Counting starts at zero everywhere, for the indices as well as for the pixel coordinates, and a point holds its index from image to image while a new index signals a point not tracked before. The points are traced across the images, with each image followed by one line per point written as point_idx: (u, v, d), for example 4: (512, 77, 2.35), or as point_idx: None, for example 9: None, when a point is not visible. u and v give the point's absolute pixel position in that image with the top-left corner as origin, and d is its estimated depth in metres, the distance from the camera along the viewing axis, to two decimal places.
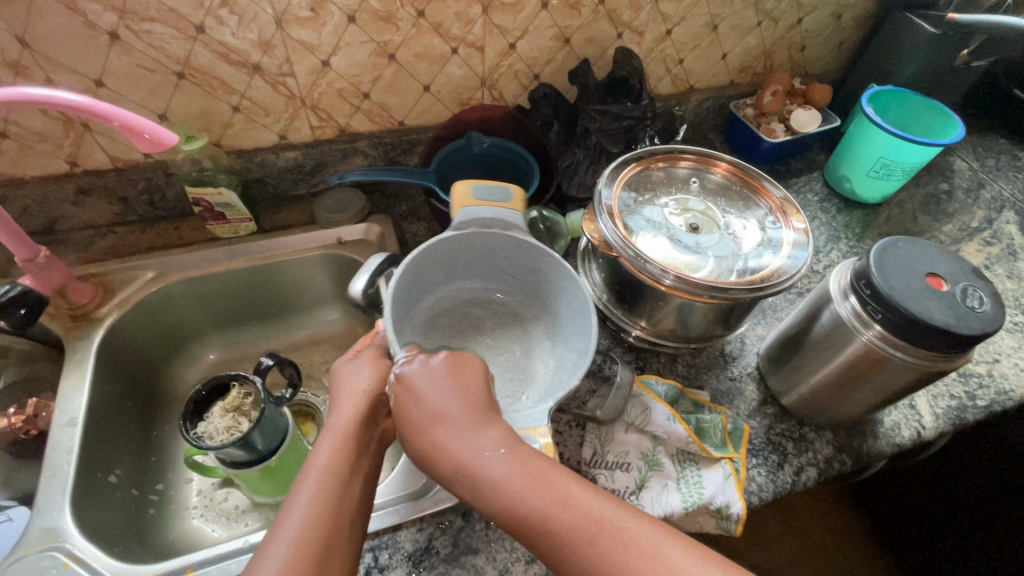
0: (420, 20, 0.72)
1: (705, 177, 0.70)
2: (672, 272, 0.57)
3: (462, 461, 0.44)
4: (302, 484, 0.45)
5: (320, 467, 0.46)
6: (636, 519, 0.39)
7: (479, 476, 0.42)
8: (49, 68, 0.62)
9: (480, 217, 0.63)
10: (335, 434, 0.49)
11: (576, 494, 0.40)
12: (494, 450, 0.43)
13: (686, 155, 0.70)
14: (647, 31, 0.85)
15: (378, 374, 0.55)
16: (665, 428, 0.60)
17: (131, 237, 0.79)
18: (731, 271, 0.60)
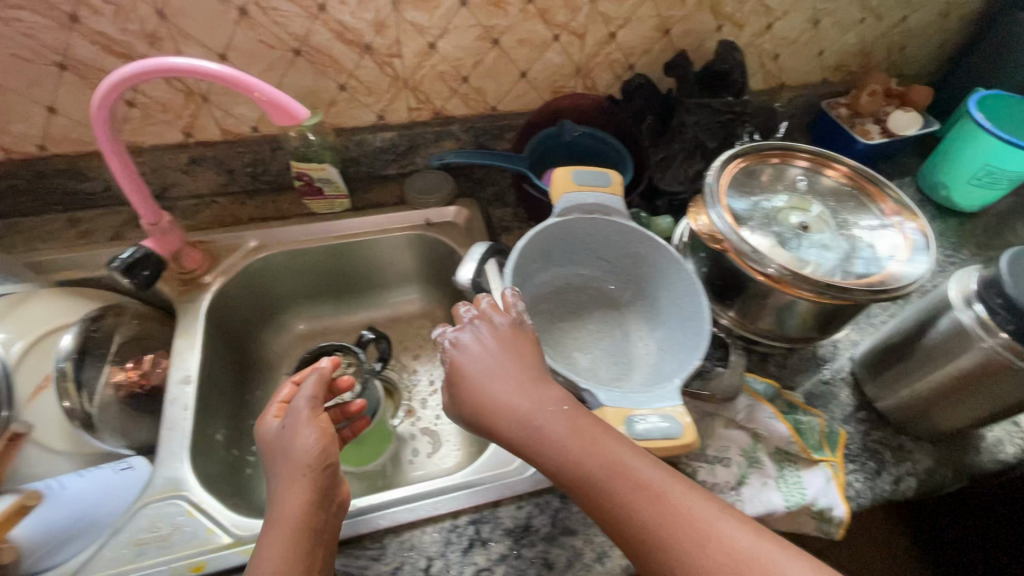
0: (528, 6, 0.72)
1: (819, 178, 0.68)
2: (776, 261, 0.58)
3: (528, 417, 0.46)
4: (270, 531, 0.45)
5: (280, 523, 0.45)
6: (693, 495, 0.41)
7: (541, 435, 0.45)
8: (181, 40, 0.64)
9: (582, 203, 0.63)
10: (290, 477, 0.47)
11: (635, 465, 0.43)
12: (557, 406, 0.46)
13: (802, 154, 0.69)
14: (748, 24, 0.83)
15: (322, 436, 0.50)
16: (767, 425, 0.60)
17: (233, 208, 0.82)
18: (841, 270, 0.59)
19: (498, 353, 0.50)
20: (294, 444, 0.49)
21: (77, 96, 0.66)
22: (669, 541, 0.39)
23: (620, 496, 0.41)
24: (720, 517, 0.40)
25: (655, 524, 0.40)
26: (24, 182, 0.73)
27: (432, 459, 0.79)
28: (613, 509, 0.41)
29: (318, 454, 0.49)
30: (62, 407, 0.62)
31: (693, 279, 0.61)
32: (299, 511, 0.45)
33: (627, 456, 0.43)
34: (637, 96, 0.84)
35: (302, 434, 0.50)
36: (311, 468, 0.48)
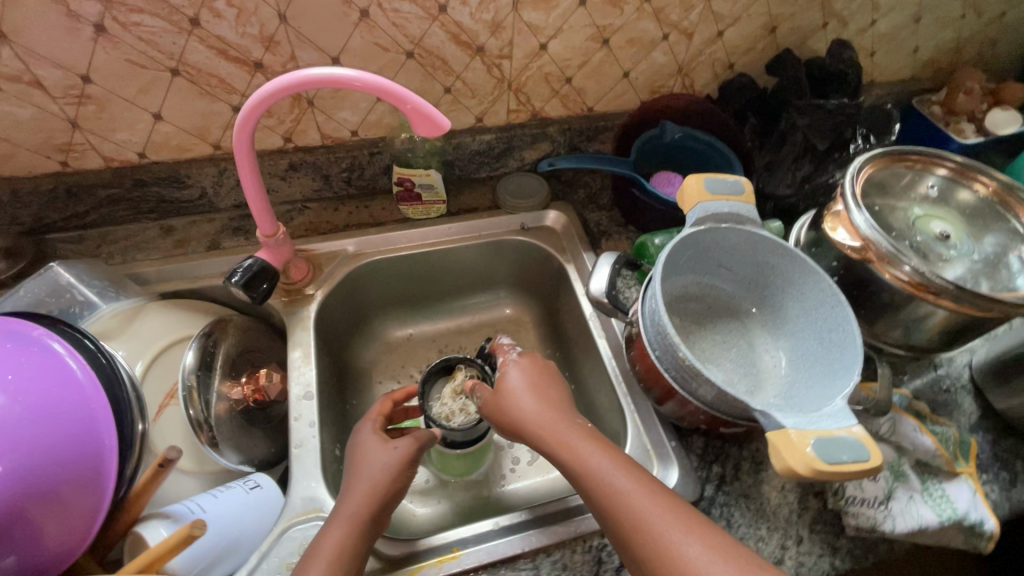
0: (645, 5, 0.69)
1: (959, 188, 0.66)
2: (916, 259, 0.57)
3: (549, 430, 0.52)
4: (332, 525, 0.49)
5: (348, 516, 0.49)
6: (659, 505, 0.45)
7: (563, 443, 0.51)
8: (297, 43, 0.61)
9: (718, 212, 0.61)
10: (360, 480, 0.52)
11: (620, 479, 0.47)
12: (578, 421, 0.53)
13: (948, 162, 0.66)
14: (854, 21, 0.81)
15: (393, 459, 0.54)
16: (912, 439, 0.59)
17: (327, 214, 0.80)
18: (978, 282, 0.59)
19: (527, 381, 0.57)
20: (376, 452, 0.54)
21: (184, 102, 0.64)
22: (655, 537, 0.43)
23: (615, 493, 0.46)
24: (681, 524, 0.44)
25: (649, 525, 0.44)
26: (122, 190, 0.71)
27: (535, 469, 0.78)
28: (605, 509, 0.46)
29: (366, 463, 0.53)
30: (187, 415, 0.59)
31: (835, 290, 0.58)
32: (356, 510, 0.50)
33: (619, 466, 0.48)
34: (738, 96, 0.82)
35: (361, 450, 0.55)
36: (375, 482, 0.52)
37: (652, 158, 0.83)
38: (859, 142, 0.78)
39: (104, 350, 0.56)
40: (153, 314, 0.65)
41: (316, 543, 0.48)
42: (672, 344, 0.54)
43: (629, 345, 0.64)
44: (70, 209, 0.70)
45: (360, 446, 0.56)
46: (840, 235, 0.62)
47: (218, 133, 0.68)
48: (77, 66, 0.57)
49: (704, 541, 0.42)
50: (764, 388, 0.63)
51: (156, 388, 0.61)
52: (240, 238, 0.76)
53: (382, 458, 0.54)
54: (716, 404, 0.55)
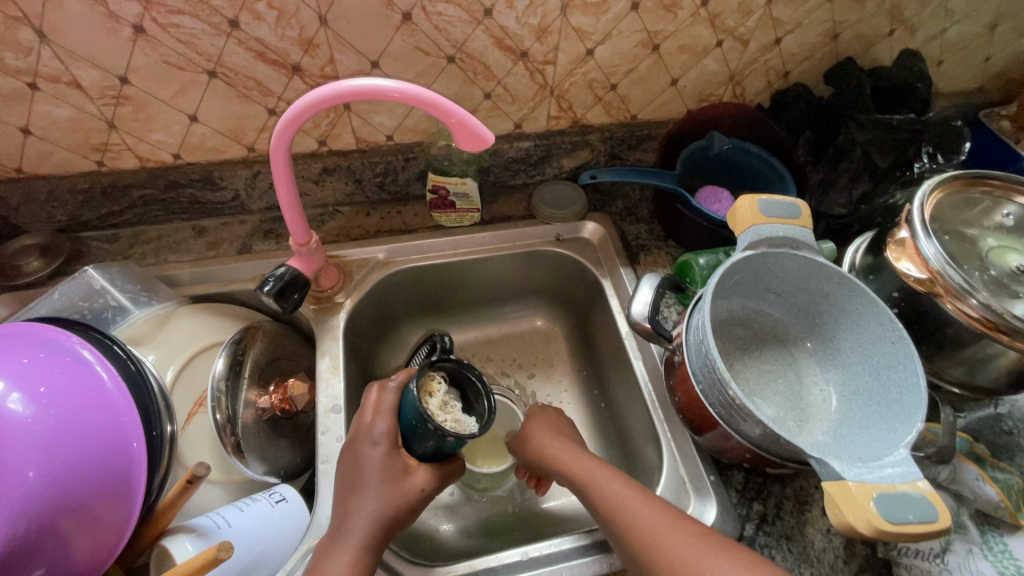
0: (701, 10, 0.65)
1: None
2: (984, 291, 0.53)
3: (572, 460, 0.57)
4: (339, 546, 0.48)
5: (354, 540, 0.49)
6: (661, 521, 0.47)
7: (580, 470, 0.56)
8: (336, 46, 0.59)
9: (771, 237, 0.57)
10: (367, 498, 0.51)
11: (620, 493, 0.51)
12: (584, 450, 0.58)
13: None
14: (923, 29, 0.75)
15: (404, 497, 0.52)
16: (973, 489, 0.55)
17: (358, 219, 0.78)
18: None
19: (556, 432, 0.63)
20: (386, 482, 0.52)
21: (220, 104, 0.62)
22: (650, 536, 0.47)
23: (618, 504, 0.50)
24: (666, 526, 0.47)
25: (645, 528, 0.47)
26: (155, 191, 0.70)
27: (562, 489, 0.75)
28: (612, 521, 0.50)
29: (374, 488, 0.52)
30: (214, 420, 0.59)
31: (898, 325, 0.54)
32: (363, 540, 0.49)
33: (622, 484, 0.52)
34: (792, 108, 0.77)
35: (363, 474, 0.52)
36: (384, 513, 0.51)
37: (699, 168, 0.79)
38: (925, 161, 0.73)
39: (134, 357, 0.55)
40: (182, 320, 0.64)
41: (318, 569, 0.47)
42: (721, 382, 0.51)
43: (669, 372, 0.61)
44: (104, 208, 0.70)
45: (367, 471, 0.53)
46: (908, 270, 0.57)
47: (252, 136, 0.67)
48: (116, 67, 0.56)
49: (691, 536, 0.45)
50: (810, 423, 0.60)
51: (185, 395, 0.60)
52: (271, 242, 0.75)
53: (395, 492, 0.52)
54: (764, 444, 0.52)
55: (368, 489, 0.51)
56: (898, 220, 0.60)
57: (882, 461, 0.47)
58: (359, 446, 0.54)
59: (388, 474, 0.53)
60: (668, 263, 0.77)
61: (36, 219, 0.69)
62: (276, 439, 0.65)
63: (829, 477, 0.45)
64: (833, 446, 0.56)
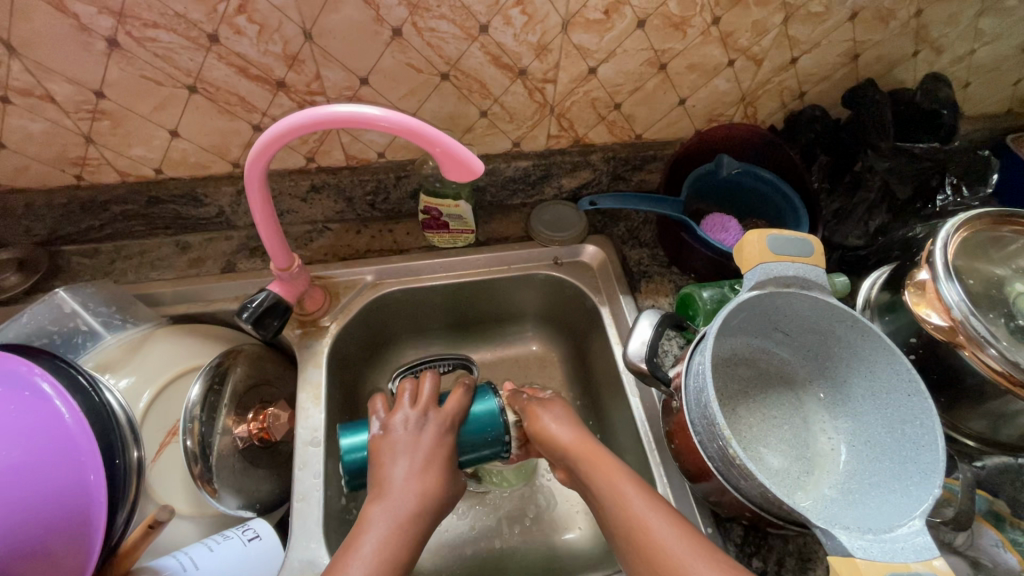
0: (712, 29, 0.61)
1: None
2: (1003, 342, 0.49)
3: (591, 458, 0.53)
4: (385, 515, 0.49)
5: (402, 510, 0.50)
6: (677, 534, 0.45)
7: (597, 469, 0.52)
8: (322, 62, 0.56)
9: (781, 276, 0.53)
10: (420, 468, 0.53)
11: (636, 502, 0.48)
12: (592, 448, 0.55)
13: None
14: (950, 50, 0.70)
15: (447, 481, 0.54)
16: (991, 556, 0.52)
17: (348, 237, 0.75)
18: None
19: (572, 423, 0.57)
20: (437, 466, 0.54)
21: (202, 120, 0.59)
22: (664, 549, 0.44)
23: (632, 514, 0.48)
24: (685, 542, 0.44)
25: (656, 540, 0.45)
26: (137, 206, 0.67)
27: (553, 525, 0.72)
28: (623, 530, 0.48)
29: (426, 467, 0.53)
30: (184, 447, 0.56)
31: (915, 377, 0.50)
32: (408, 513, 0.50)
33: (637, 491, 0.49)
34: (807, 131, 0.73)
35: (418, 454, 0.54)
36: (427, 496, 0.52)
37: (705, 192, 0.76)
38: (948, 193, 0.71)
39: (97, 386, 0.52)
40: (162, 342, 0.62)
41: (361, 535, 0.47)
42: (720, 437, 0.47)
43: (667, 416, 0.57)
44: (84, 222, 0.68)
45: (422, 450, 0.54)
46: (931, 318, 0.53)
47: (237, 151, 0.64)
48: (90, 81, 0.53)
49: (707, 556, 0.43)
50: (817, 475, 0.56)
51: (158, 424, 0.57)
52: (257, 260, 0.72)
53: (446, 476, 0.54)
54: (765, 505, 0.48)
55: (413, 474, 0.52)
56: (919, 259, 0.56)
57: (894, 533, 0.43)
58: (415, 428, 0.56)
59: (439, 457, 0.54)
60: (671, 292, 0.73)
61: (15, 233, 0.66)
62: (253, 469, 0.62)
63: (837, 552, 0.41)
64: (840, 505, 0.52)
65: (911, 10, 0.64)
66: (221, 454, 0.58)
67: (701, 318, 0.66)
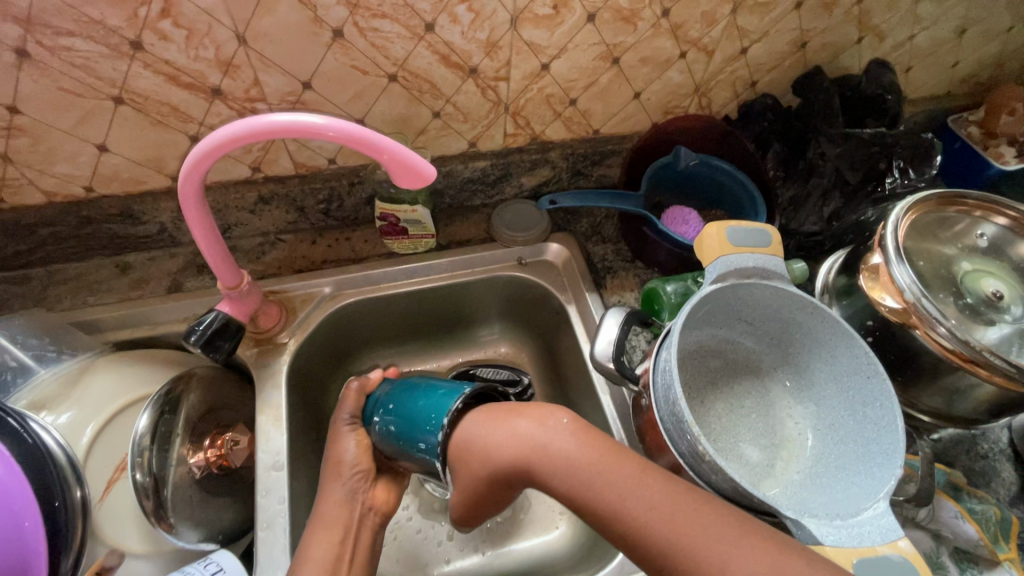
0: (662, 21, 0.60)
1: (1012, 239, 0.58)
2: (951, 320, 0.50)
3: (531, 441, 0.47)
4: (314, 529, 0.49)
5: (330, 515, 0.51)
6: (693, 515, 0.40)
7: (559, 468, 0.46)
8: (260, 67, 0.53)
9: (741, 267, 0.53)
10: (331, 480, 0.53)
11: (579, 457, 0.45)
12: (562, 423, 0.48)
13: (1009, 210, 0.59)
14: (891, 36, 0.71)
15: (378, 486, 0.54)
16: (952, 527, 0.54)
17: (302, 248, 0.72)
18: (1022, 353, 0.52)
19: (492, 424, 0.49)
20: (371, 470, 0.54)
21: (131, 133, 0.55)
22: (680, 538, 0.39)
23: (629, 518, 0.41)
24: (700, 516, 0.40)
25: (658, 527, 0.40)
26: (69, 228, 0.63)
27: (533, 527, 0.71)
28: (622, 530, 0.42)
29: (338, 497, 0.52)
30: (134, 480, 0.52)
31: (874, 360, 0.51)
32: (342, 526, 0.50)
33: (638, 485, 0.42)
34: (760, 120, 0.74)
35: (339, 476, 0.53)
36: (347, 519, 0.51)
37: (665, 185, 0.76)
38: (896, 175, 0.73)
39: (29, 426, 0.47)
40: (104, 371, 0.58)
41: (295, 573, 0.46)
42: (688, 433, 0.47)
43: (637, 414, 0.57)
44: (10, 248, 0.63)
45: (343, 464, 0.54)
46: (885, 301, 0.54)
47: (175, 165, 0.60)
48: (1, 96, 0.49)
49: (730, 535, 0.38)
50: (785, 460, 0.57)
51: (104, 460, 0.54)
52: (205, 277, 0.68)
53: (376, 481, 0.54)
54: (735, 496, 0.48)
55: (333, 500, 0.52)
56: (872, 243, 0.57)
57: (861, 516, 0.43)
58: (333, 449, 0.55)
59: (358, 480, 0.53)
60: (636, 286, 0.73)
61: None
62: (211, 499, 0.59)
63: (806, 540, 0.41)
64: (810, 489, 0.53)
65: None
66: (176, 486, 0.55)
67: (667, 312, 0.66)
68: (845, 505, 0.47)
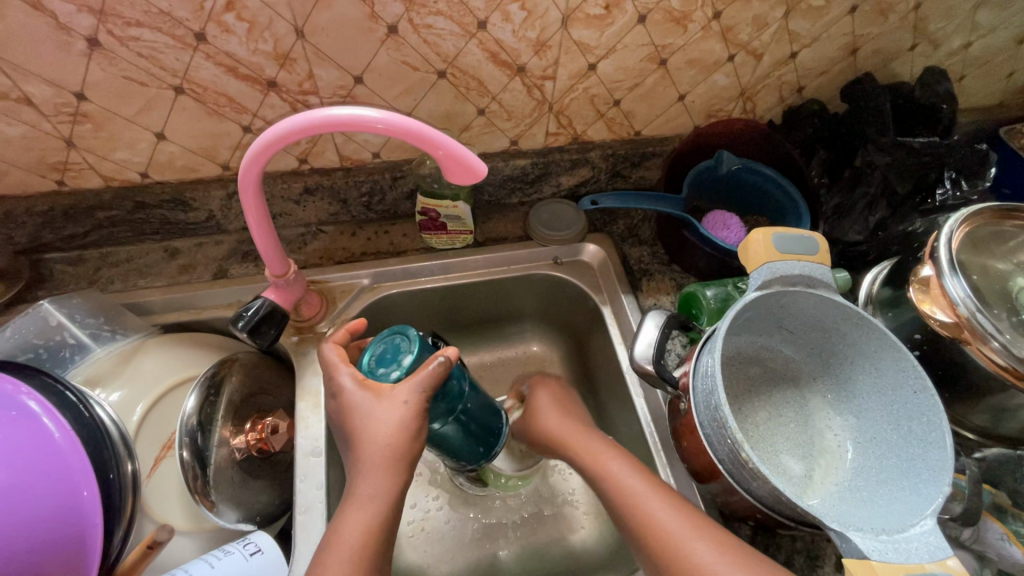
0: (712, 23, 0.60)
1: None
2: (1008, 336, 0.49)
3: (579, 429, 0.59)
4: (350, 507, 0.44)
5: (364, 498, 0.44)
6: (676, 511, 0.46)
7: (595, 461, 0.53)
8: (315, 61, 0.54)
9: (787, 275, 0.53)
10: (373, 466, 0.45)
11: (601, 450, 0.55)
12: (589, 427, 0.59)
13: None
14: (947, 44, 0.70)
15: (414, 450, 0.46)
16: (998, 549, 0.53)
17: (342, 240, 0.74)
18: None
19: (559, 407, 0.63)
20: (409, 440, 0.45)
21: (189, 122, 0.57)
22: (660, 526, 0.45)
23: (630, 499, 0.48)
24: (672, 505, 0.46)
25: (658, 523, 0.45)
26: (123, 212, 0.65)
27: (559, 525, 0.71)
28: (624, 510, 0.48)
29: (376, 473, 0.44)
30: (179, 459, 0.54)
31: (922, 374, 0.50)
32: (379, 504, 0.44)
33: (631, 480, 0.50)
34: (805, 126, 0.73)
35: (379, 458, 0.45)
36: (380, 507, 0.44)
37: (704, 189, 0.75)
38: (947, 187, 0.70)
39: (86, 401, 0.49)
40: (152, 353, 0.59)
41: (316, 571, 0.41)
42: (731, 439, 0.46)
43: (674, 418, 0.56)
44: (67, 230, 0.65)
45: (379, 443, 0.45)
46: (936, 314, 0.53)
47: (226, 154, 0.61)
48: (70, 83, 0.51)
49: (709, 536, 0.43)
50: (822, 471, 0.56)
51: (152, 439, 0.55)
52: (249, 265, 0.70)
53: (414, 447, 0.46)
54: (775, 505, 0.47)
55: (379, 482, 0.44)
56: (923, 255, 0.56)
57: (906, 532, 0.43)
58: (332, 385, 0.50)
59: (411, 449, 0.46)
60: (672, 290, 0.73)
61: None
62: (250, 482, 0.60)
63: (852, 554, 0.41)
64: (849, 502, 0.52)
65: (909, 4, 0.63)
66: (218, 467, 0.57)
67: (705, 317, 0.65)
68: (889, 521, 0.46)
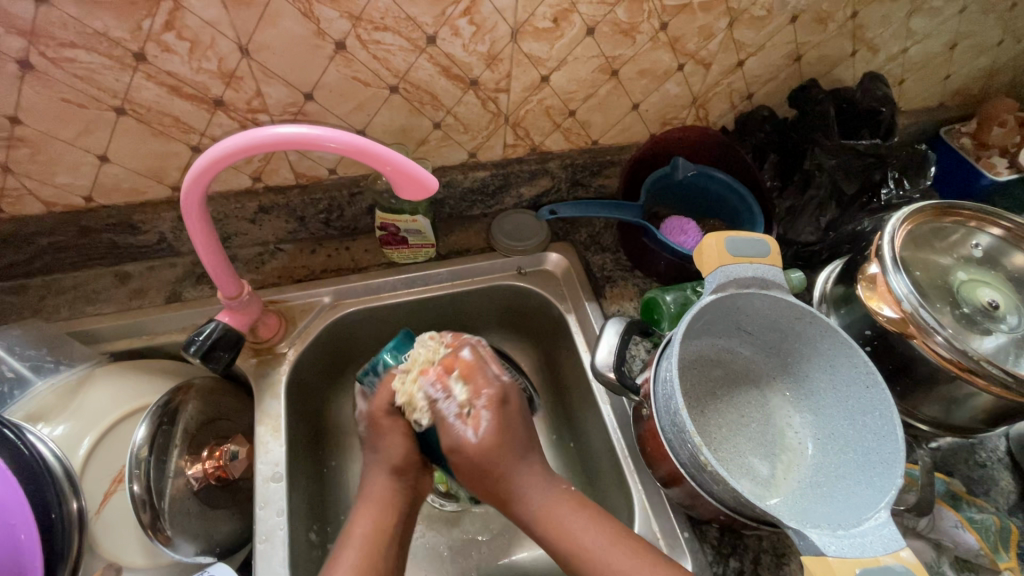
0: (660, 34, 0.61)
1: (1007, 253, 0.59)
2: (949, 329, 0.51)
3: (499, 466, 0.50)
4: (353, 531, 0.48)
5: (363, 530, 0.48)
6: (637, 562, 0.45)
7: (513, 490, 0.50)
8: (262, 79, 0.53)
9: (741, 277, 0.54)
10: (369, 502, 0.51)
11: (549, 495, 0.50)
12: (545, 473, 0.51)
13: (1005, 221, 0.60)
14: (885, 50, 0.73)
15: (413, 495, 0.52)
16: (953, 537, 0.54)
17: (302, 258, 0.72)
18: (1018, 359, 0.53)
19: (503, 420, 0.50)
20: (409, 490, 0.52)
21: (133, 143, 0.55)
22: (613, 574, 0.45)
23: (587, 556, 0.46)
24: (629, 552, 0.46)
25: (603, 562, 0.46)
26: (66, 237, 0.63)
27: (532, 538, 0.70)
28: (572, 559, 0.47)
29: (379, 525, 0.49)
30: (130, 492, 0.51)
31: (872, 368, 0.51)
32: (376, 518, 0.49)
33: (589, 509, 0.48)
34: (756, 131, 0.75)
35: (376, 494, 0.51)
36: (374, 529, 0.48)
37: (663, 194, 0.76)
38: (892, 187, 0.74)
39: (26, 438, 0.47)
40: (101, 382, 0.57)
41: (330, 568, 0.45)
42: (690, 444, 0.47)
43: (638, 424, 0.57)
44: (7, 258, 0.63)
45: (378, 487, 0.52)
46: (883, 310, 0.54)
47: (175, 175, 0.60)
48: (3, 107, 0.49)
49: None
50: (784, 467, 0.57)
51: (102, 473, 0.53)
52: (204, 287, 0.68)
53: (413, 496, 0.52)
54: (736, 507, 0.48)
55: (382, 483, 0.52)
56: (869, 253, 0.58)
57: (861, 527, 0.43)
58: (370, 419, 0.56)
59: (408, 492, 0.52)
60: (635, 295, 0.74)
61: None
62: (210, 511, 0.58)
63: (808, 551, 0.41)
64: (809, 498, 0.53)
65: (847, 12, 0.66)
66: (173, 498, 0.54)
67: (666, 321, 0.66)
68: (847, 516, 0.47)
